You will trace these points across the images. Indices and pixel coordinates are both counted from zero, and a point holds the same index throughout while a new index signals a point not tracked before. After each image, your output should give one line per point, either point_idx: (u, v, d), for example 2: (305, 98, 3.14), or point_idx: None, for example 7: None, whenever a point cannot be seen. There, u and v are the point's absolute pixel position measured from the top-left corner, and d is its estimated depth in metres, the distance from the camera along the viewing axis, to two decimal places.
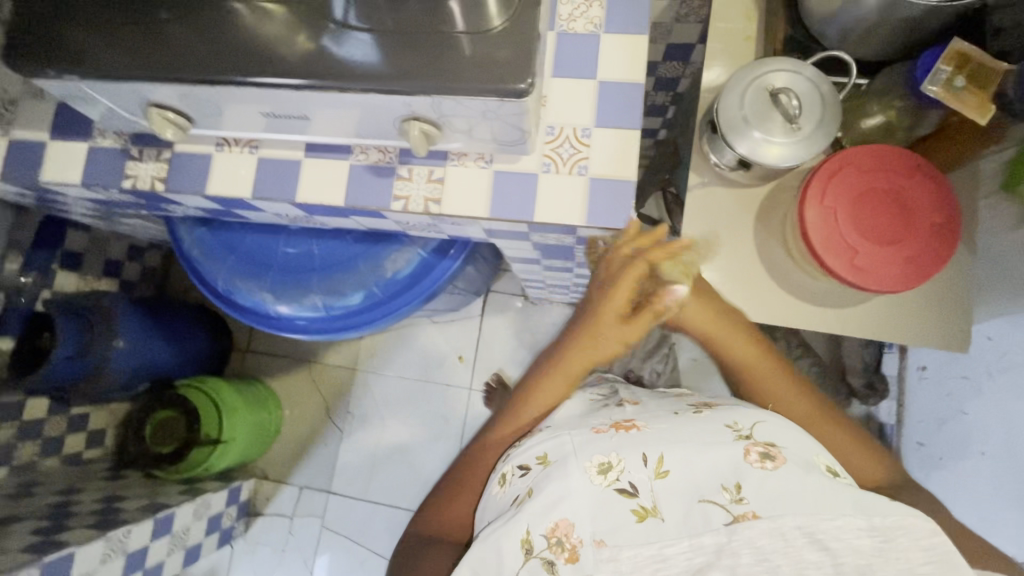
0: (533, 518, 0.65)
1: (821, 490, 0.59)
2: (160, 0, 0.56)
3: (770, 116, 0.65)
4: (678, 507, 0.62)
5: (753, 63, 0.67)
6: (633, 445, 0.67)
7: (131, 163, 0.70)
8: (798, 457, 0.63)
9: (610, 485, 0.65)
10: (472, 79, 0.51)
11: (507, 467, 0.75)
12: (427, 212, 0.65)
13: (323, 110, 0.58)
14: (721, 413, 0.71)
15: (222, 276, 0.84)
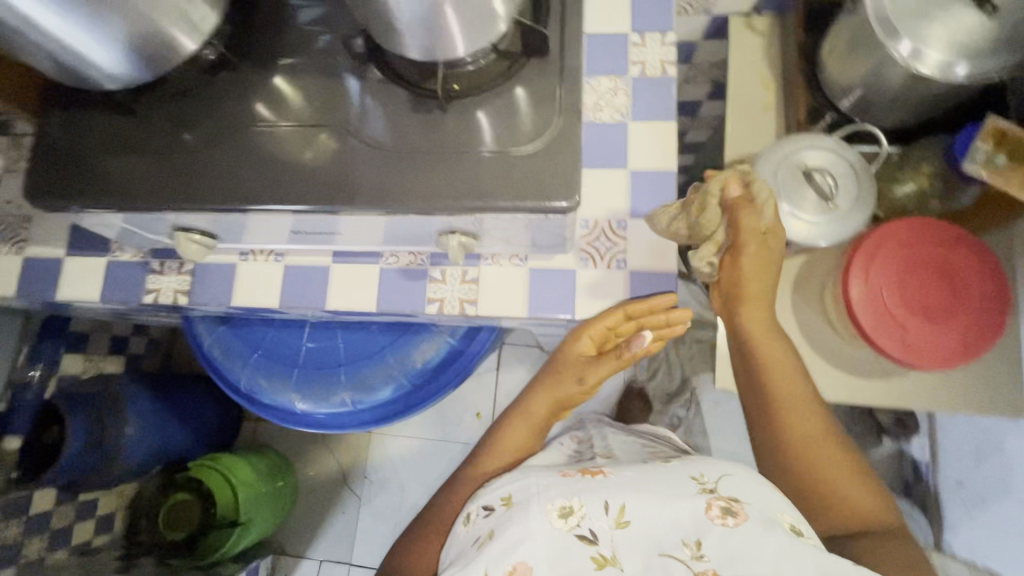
0: (490, 557, 0.59)
1: (777, 559, 0.53)
2: (183, 124, 0.55)
3: (804, 193, 0.64)
4: (638, 559, 0.58)
5: (786, 140, 0.67)
6: (597, 492, 0.63)
7: (152, 277, 0.68)
8: (765, 512, 0.57)
9: (570, 530, 0.60)
10: (515, 195, 0.49)
11: (474, 507, 0.69)
12: (462, 314, 0.63)
13: (356, 227, 0.57)
14: (688, 465, 0.68)
15: (245, 376, 0.80)
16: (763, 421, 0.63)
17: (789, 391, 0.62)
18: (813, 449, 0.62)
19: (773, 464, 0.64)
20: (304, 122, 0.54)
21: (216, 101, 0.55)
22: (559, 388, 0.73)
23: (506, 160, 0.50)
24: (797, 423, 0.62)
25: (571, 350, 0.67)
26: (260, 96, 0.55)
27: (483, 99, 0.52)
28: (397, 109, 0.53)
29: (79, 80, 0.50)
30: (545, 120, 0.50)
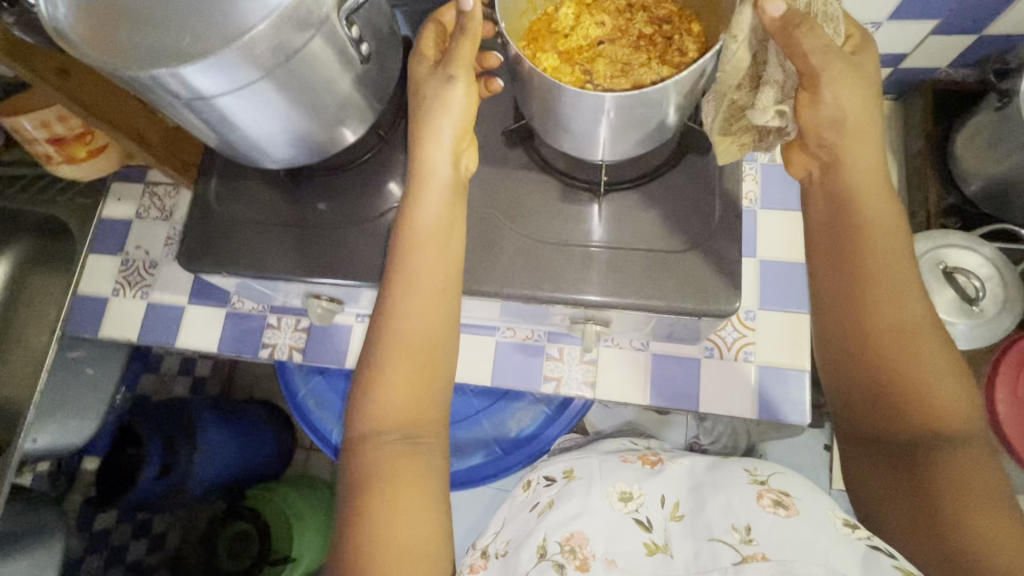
0: (546, 525, 0.50)
1: (834, 555, 0.40)
2: (322, 192, 0.57)
3: (945, 293, 0.62)
4: (688, 546, 0.46)
5: (925, 234, 0.64)
6: (655, 483, 0.53)
7: (269, 331, 0.69)
8: (820, 510, 0.45)
9: (628, 514, 0.50)
10: (670, 296, 0.48)
11: (535, 476, 0.64)
12: (579, 394, 0.62)
13: (488, 306, 0.58)
14: (745, 461, 0.54)
15: (339, 430, 0.82)
16: (852, 265, 0.43)
17: (886, 242, 0.42)
18: (887, 308, 0.41)
19: (830, 320, 0.45)
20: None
21: (361, 178, 0.58)
22: (440, 112, 0.46)
23: (657, 257, 0.49)
24: (881, 267, 0.42)
25: (437, 146, 0.46)
26: (400, 176, 0.57)
27: (633, 194, 0.51)
28: (545, 194, 0.52)
29: (242, 158, 0.52)
30: (699, 220, 0.50)
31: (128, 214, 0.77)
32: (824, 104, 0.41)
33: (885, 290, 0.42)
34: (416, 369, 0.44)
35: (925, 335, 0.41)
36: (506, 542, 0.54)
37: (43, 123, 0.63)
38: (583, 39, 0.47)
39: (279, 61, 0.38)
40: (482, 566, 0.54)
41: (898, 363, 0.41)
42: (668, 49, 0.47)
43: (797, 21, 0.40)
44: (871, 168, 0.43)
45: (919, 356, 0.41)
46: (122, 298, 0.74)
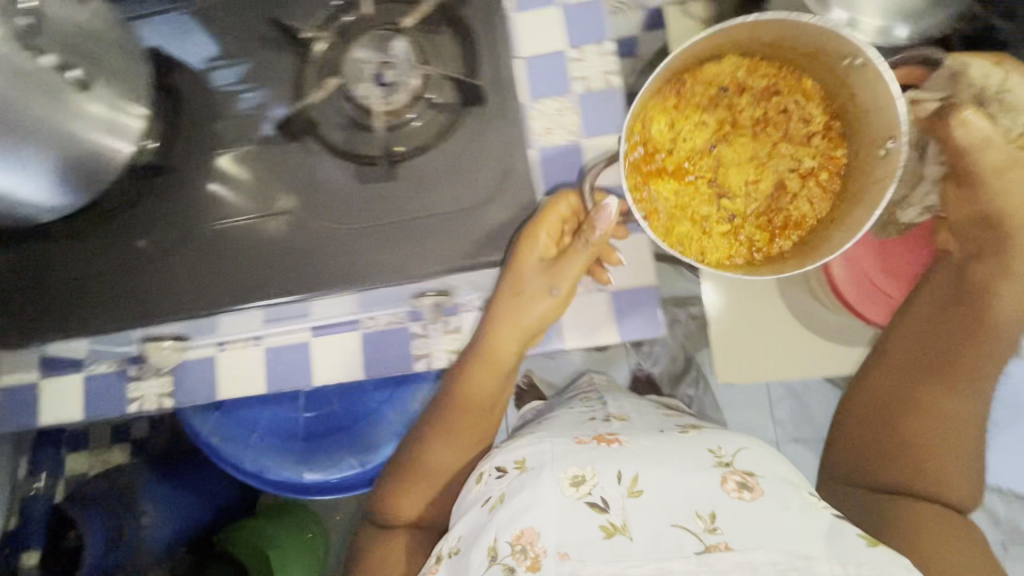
0: (498, 524, 0.51)
1: (796, 540, 0.46)
2: (136, 230, 0.53)
3: None
4: (649, 527, 0.48)
5: None
6: (607, 459, 0.53)
7: (132, 384, 0.66)
8: (778, 482, 0.51)
9: (581, 498, 0.51)
10: (481, 252, 0.49)
11: (486, 467, 0.61)
12: (452, 365, 0.63)
13: (333, 303, 0.57)
14: (709, 436, 0.58)
15: (249, 457, 0.79)
16: (933, 337, 0.59)
17: (988, 336, 0.57)
18: (972, 345, 0.57)
19: (897, 363, 0.60)
20: (266, 203, 0.52)
21: (164, 201, 0.54)
22: (527, 312, 0.59)
23: (472, 217, 0.50)
24: (970, 351, 0.57)
25: (525, 320, 0.59)
26: (206, 186, 0.53)
27: (427, 159, 0.50)
28: (348, 185, 0.51)
29: (14, 218, 0.48)
30: (496, 168, 0.50)
31: None
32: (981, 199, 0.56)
33: (952, 381, 0.57)
34: (431, 492, 0.65)
35: (987, 375, 0.58)
36: (460, 540, 0.55)
37: None
38: (685, 150, 0.56)
39: None
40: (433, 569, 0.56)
41: (936, 392, 0.57)
42: (798, 202, 0.55)
43: (946, 114, 0.54)
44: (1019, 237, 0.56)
45: (949, 409, 0.57)
46: None
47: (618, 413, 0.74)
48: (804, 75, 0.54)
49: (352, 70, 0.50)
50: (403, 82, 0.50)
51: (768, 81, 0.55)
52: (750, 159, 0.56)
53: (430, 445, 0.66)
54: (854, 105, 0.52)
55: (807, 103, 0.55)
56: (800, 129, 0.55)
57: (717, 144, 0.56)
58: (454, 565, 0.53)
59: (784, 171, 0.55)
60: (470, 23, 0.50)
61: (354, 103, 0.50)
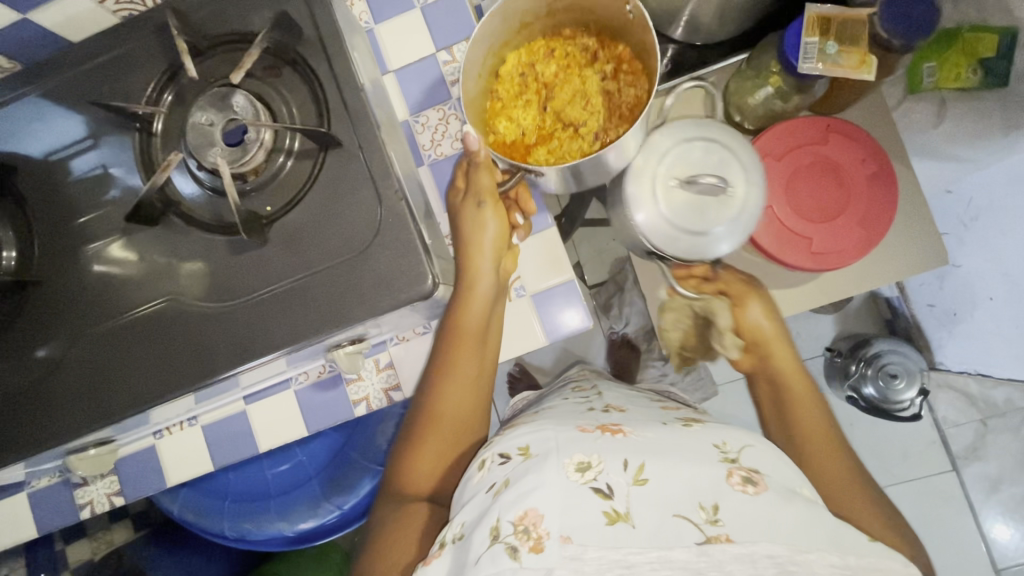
0: (499, 503, 0.46)
1: (792, 528, 0.44)
2: (30, 342, 0.51)
3: (708, 206, 0.63)
4: (651, 517, 0.45)
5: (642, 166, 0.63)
6: (614, 447, 0.50)
7: (79, 490, 0.64)
8: (781, 484, 0.49)
9: (586, 483, 0.47)
10: (371, 301, 0.46)
11: (488, 453, 0.55)
12: (392, 401, 0.62)
13: (250, 373, 0.55)
14: (710, 429, 0.55)
15: (228, 525, 0.78)
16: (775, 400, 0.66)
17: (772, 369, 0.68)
18: (799, 389, 0.64)
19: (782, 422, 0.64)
20: (178, 277, 0.49)
21: (54, 308, 0.51)
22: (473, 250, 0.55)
23: (364, 261, 0.46)
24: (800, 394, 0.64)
25: (482, 261, 0.55)
26: (97, 286, 0.50)
27: (296, 214, 0.48)
28: (230, 256, 0.48)
29: None
30: (364, 212, 0.47)
31: None
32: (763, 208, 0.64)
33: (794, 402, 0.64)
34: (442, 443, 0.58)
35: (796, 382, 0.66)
36: (462, 527, 0.48)
37: None
38: (531, 121, 0.60)
39: None
40: (435, 557, 0.48)
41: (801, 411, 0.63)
42: (626, 91, 0.58)
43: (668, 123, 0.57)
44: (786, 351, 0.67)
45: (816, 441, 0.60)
46: None
47: (616, 405, 0.66)
48: (559, 26, 0.60)
49: (196, 135, 0.47)
50: (251, 139, 0.47)
51: (544, 45, 0.60)
52: (574, 94, 0.60)
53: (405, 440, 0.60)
54: (605, 17, 0.57)
55: (575, 40, 0.60)
56: (587, 53, 0.60)
57: (548, 102, 0.59)
58: (456, 555, 0.46)
59: (601, 83, 0.60)
60: (311, 61, 0.47)
61: (207, 169, 0.47)
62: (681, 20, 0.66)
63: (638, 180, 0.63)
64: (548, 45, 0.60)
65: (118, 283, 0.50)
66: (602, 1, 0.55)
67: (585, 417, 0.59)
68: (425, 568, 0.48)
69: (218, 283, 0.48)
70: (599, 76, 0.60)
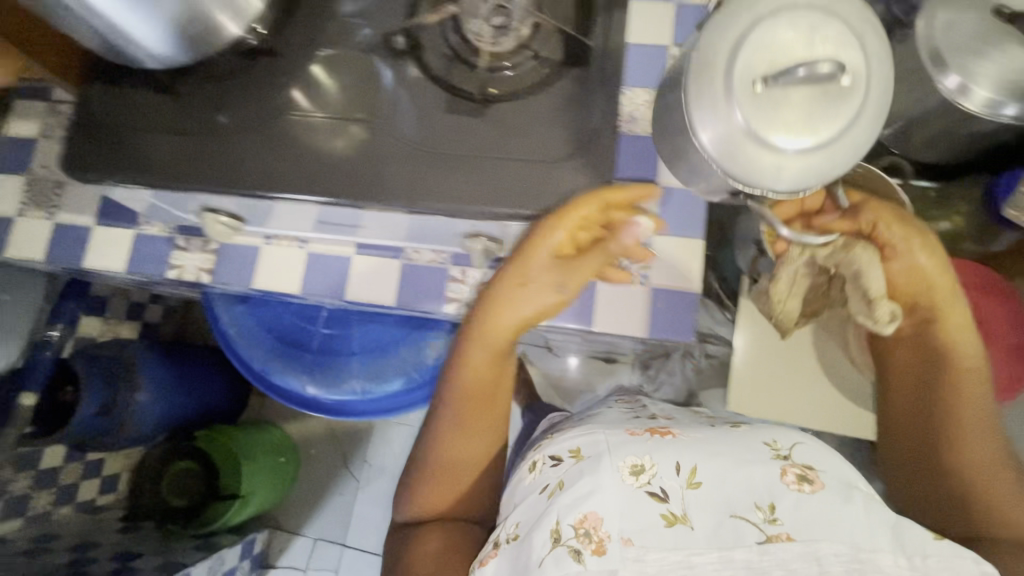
0: (560, 506, 0.52)
1: (857, 533, 0.47)
2: (215, 105, 0.55)
3: (812, 112, 0.41)
4: (709, 517, 0.49)
5: (699, 70, 0.44)
6: (665, 449, 0.54)
7: (176, 253, 0.68)
8: (839, 480, 0.52)
9: (641, 488, 0.52)
10: (546, 207, 0.48)
11: (541, 456, 0.63)
12: (480, 316, 0.64)
13: (382, 222, 0.58)
14: (758, 429, 0.58)
15: (259, 356, 0.82)
16: (928, 375, 0.60)
17: (967, 369, 0.58)
18: (970, 382, 0.58)
19: (918, 417, 0.61)
20: (383, 109, 0.53)
21: (263, 81, 0.55)
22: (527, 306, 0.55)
23: (554, 171, 0.48)
24: (970, 393, 0.58)
25: (523, 298, 0.55)
26: (305, 83, 0.55)
27: (515, 105, 0.51)
28: (437, 110, 0.52)
29: (124, 61, 0.53)
30: (577, 130, 0.49)
31: (32, 133, 0.75)
32: (902, 259, 0.58)
33: (959, 402, 0.58)
34: (455, 482, 0.64)
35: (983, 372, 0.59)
36: (518, 527, 0.55)
37: None
38: None
39: None
40: (491, 557, 0.55)
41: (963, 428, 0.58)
42: None
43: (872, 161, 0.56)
44: (960, 323, 0.59)
45: (989, 457, 0.57)
46: (27, 219, 0.72)
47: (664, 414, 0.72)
48: None
49: None
50: (513, 26, 0.51)
51: None
52: None
53: (448, 419, 0.62)
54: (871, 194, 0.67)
55: None
56: None
57: None
58: (517, 553, 0.52)
59: None
60: None
61: (464, 34, 0.52)
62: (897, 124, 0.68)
63: (707, 105, 0.44)
64: None
65: (328, 89, 0.55)
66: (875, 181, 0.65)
67: (632, 423, 0.64)
68: (482, 566, 0.54)
69: (416, 129, 0.52)
70: None
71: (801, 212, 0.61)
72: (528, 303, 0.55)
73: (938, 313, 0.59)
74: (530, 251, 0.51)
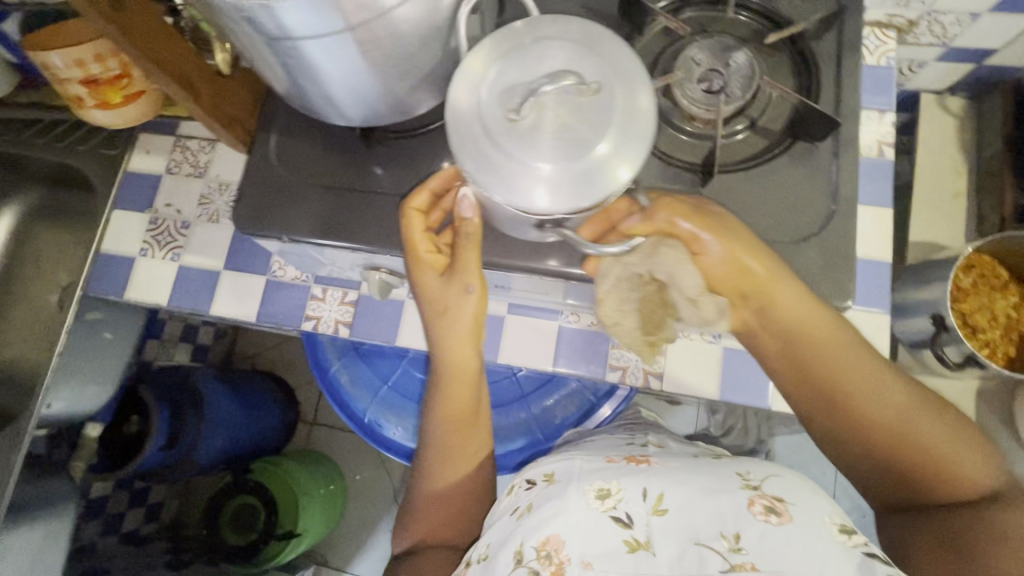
0: (523, 528, 0.46)
1: (828, 563, 0.38)
2: (386, 160, 0.52)
3: (587, 118, 0.37)
4: (671, 546, 0.42)
5: (458, 115, 0.39)
6: (636, 474, 0.48)
7: (313, 304, 0.65)
8: (814, 512, 0.42)
9: (605, 512, 0.45)
10: None
11: (519, 479, 0.55)
12: (645, 386, 0.60)
13: (560, 291, 0.55)
14: (739, 460, 0.50)
15: (372, 408, 0.79)
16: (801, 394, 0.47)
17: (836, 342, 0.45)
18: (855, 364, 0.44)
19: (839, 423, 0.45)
20: None
21: (438, 143, 0.52)
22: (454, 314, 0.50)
23: (790, 253, 0.45)
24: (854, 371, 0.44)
25: (454, 296, 0.50)
26: None
27: (734, 179, 0.48)
28: (646, 178, 0.48)
29: (307, 110, 0.48)
30: (807, 210, 0.46)
31: (158, 169, 0.72)
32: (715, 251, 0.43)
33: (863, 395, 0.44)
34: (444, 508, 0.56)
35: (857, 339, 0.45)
36: (488, 547, 0.48)
37: (78, 63, 0.56)
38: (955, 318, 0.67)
39: (377, 10, 0.35)
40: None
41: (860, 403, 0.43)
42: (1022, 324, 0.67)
43: None
44: (800, 303, 0.43)
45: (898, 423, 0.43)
46: (150, 260, 0.69)
47: (656, 440, 0.63)
48: (1001, 262, 0.68)
49: (683, 67, 0.48)
50: (736, 94, 0.47)
51: (981, 264, 0.67)
52: (981, 308, 0.67)
53: (431, 444, 0.56)
54: None
55: (1003, 273, 0.68)
56: (1005, 280, 0.68)
57: (958, 306, 0.67)
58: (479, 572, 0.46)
59: (1007, 309, 0.67)
60: (816, 60, 0.49)
61: (676, 99, 0.49)
62: None
63: (484, 156, 0.38)
64: (987, 267, 0.67)
65: None
66: None
67: (617, 449, 0.57)
68: None
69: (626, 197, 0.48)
70: (1005, 308, 0.67)
71: (606, 225, 0.44)
72: (465, 311, 0.50)
73: (766, 300, 0.44)
74: (462, 246, 0.46)
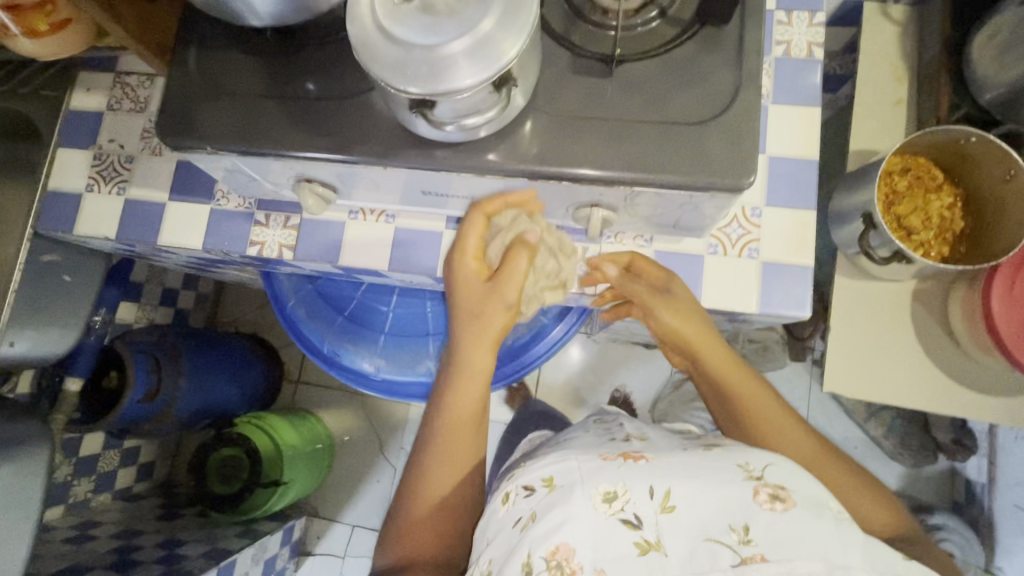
0: (529, 540, 0.46)
1: (832, 545, 0.41)
2: (304, 68, 0.52)
3: (469, 6, 0.38)
4: (682, 543, 0.43)
5: (353, 11, 0.40)
6: (640, 472, 0.48)
7: (257, 230, 0.66)
8: (812, 498, 0.45)
9: (614, 515, 0.45)
10: (683, 173, 0.46)
11: (513, 484, 0.54)
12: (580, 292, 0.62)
13: (489, 196, 0.56)
14: (736, 448, 0.51)
15: (330, 339, 0.80)
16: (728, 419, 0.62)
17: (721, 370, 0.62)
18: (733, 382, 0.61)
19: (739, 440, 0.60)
20: None
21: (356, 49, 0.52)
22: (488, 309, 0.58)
23: (696, 133, 0.46)
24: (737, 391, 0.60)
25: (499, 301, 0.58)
26: None
27: (644, 68, 0.48)
28: (558, 71, 0.49)
29: (220, 10, 0.48)
30: (715, 92, 0.47)
31: (99, 105, 0.72)
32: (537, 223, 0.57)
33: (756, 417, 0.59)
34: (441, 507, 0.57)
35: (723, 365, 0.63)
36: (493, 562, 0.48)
37: None
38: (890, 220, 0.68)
39: None
40: None
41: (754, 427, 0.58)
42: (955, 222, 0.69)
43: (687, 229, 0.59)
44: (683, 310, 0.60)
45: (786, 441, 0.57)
46: (97, 195, 0.70)
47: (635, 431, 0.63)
48: (932, 163, 0.69)
49: None
50: None
51: (913, 165, 0.68)
52: (916, 210, 0.68)
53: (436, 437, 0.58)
54: (973, 177, 0.67)
55: (934, 174, 0.69)
56: (937, 181, 0.69)
57: (892, 208, 0.68)
58: None
59: (941, 208, 0.69)
60: None
61: None
62: (997, 96, 0.65)
63: (375, 50, 0.39)
64: (918, 169, 0.69)
65: None
66: (986, 162, 0.64)
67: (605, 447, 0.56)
68: None
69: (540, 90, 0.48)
70: (940, 207, 0.69)
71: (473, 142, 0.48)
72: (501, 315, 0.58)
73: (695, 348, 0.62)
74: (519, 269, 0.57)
